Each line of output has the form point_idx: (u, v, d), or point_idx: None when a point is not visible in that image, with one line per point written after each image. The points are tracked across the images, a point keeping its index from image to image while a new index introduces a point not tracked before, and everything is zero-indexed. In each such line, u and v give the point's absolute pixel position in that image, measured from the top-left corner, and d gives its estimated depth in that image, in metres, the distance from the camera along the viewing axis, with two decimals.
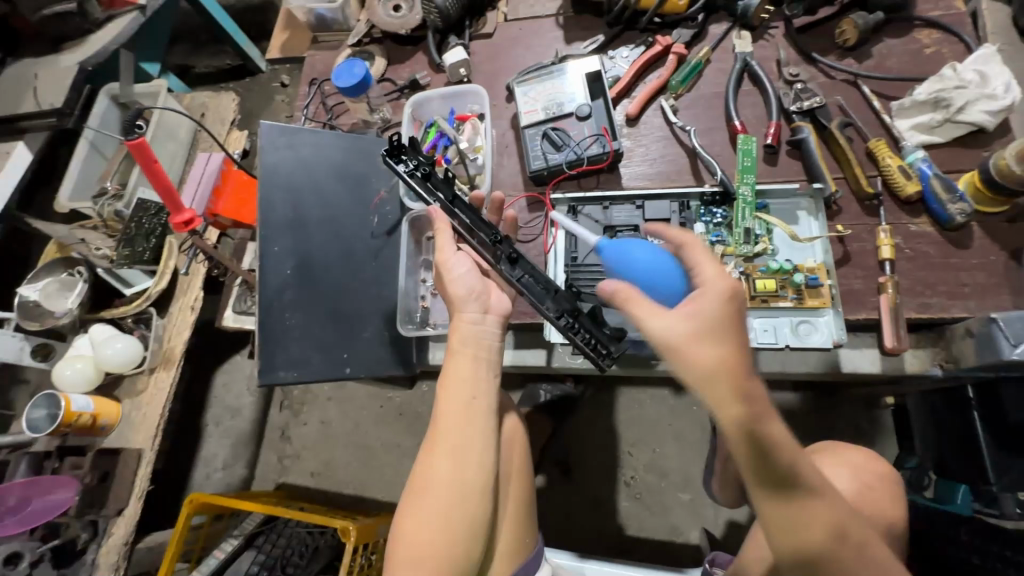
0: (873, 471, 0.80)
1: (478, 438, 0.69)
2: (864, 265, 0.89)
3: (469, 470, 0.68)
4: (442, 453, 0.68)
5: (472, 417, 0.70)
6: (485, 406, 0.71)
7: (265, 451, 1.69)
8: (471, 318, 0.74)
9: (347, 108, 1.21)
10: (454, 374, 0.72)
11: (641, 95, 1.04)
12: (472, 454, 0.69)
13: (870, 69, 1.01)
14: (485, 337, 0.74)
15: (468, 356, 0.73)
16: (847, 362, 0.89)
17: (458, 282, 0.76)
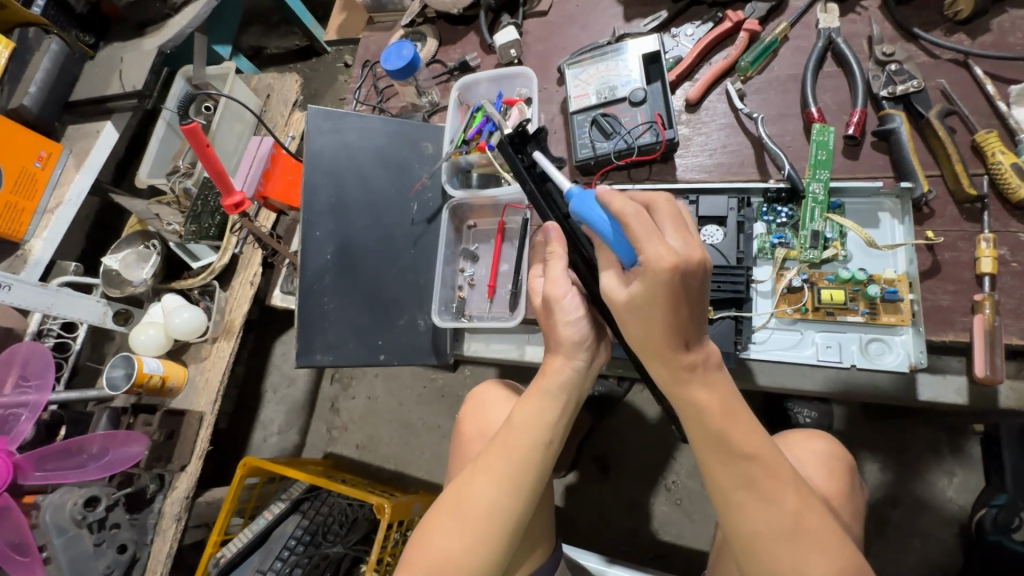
0: (812, 449, 0.77)
1: (533, 477, 0.69)
2: (957, 278, 0.77)
3: (516, 503, 0.67)
4: (492, 477, 0.68)
5: (539, 457, 0.70)
6: (552, 450, 0.71)
7: (316, 421, 1.78)
8: (579, 365, 0.73)
9: (397, 91, 1.20)
10: (535, 409, 0.71)
11: (704, 77, 0.95)
12: (524, 490, 0.68)
13: (986, 47, 0.86)
14: (572, 385, 0.73)
15: (552, 397, 0.72)
16: (924, 389, 0.78)
17: (573, 327, 0.73)
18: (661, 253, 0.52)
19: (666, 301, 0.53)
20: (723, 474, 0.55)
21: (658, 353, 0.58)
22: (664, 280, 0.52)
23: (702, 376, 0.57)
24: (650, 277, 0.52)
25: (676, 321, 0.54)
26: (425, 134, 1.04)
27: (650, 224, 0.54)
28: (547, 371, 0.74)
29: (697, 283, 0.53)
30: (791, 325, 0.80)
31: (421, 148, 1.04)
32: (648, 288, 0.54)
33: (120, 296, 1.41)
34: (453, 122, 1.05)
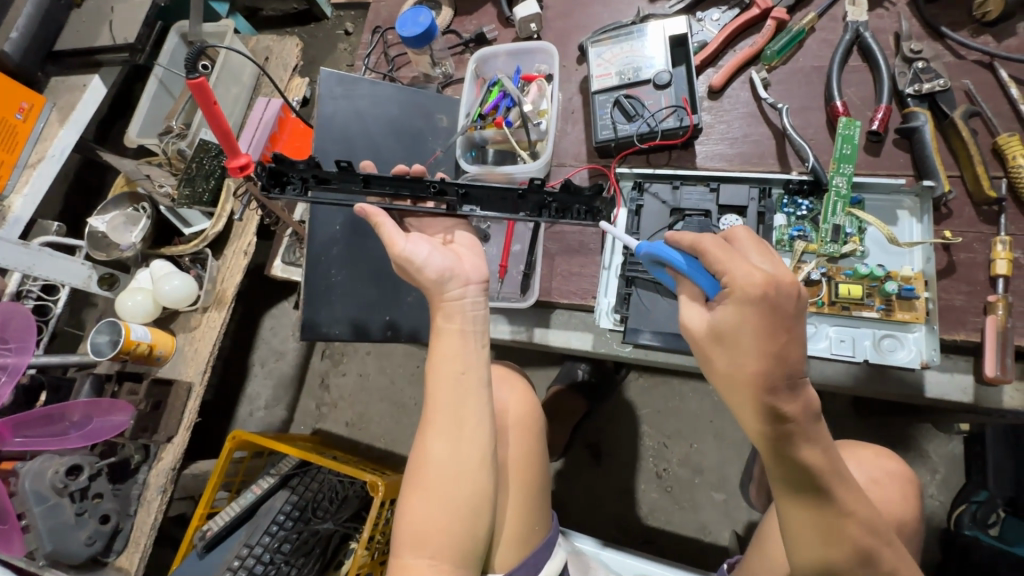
0: (883, 467, 0.77)
1: (471, 416, 0.67)
2: (971, 279, 0.78)
3: (462, 447, 0.66)
4: (433, 433, 0.67)
5: (465, 393, 0.67)
6: (476, 378, 0.68)
7: (305, 396, 1.75)
8: (451, 294, 0.70)
9: (408, 60, 1.16)
10: (445, 347, 0.68)
11: (729, 64, 0.94)
12: (467, 430, 0.67)
13: (1010, 50, 0.86)
14: (471, 308, 0.70)
15: (455, 329, 0.69)
16: (933, 387, 0.79)
17: (427, 265, 0.69)
18: (750, 271, 0.52)
19: (759, 322, 0.51)
20: (817, 529, 0.55)
21: (752, 394, 0.53)
22: (752, 296, 0.51)
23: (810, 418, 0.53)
24: (741, 293, 0.52)
25: (776, 347, 0.51)
26: (439, 106, 1.03)
27: (733, 246, 0.55)
28: (440, 312, 0.69)
29: (792, 306, 0.52)
30: (806, 319, 0.80)
31: (436, 121, 1.03)
32: (739, 311, 0.52)
33: (105, 259, 1.35)
34: (469, 96, 1.02)
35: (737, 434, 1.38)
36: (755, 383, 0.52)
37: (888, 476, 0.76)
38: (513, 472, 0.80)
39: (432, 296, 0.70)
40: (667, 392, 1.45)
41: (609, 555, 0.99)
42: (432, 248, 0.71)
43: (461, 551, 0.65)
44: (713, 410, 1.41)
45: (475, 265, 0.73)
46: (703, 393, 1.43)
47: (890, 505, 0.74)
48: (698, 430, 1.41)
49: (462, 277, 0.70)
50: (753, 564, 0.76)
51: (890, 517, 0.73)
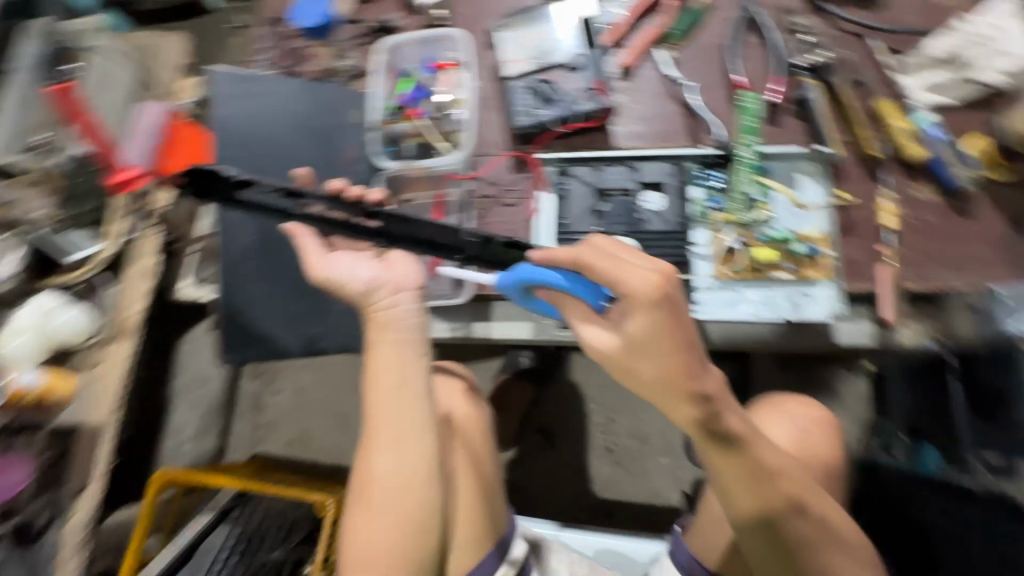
0: (809, 417, 0.83)
1: (412, 425, 0.66)
2: (865, 234, 0.85)
3: (407, 460, 0.66)
4: (377, 448, 0.67)
5: (403, 405, 0.67)
6: (416, 389, 0.67)
7: (239, 421, 1.66)
8: (381, 304, 0.68)
9: (309, 53, 1.08)
10: (380, 357, 0.67)
11: (636, 44, 0.95)
12: (411, 441, 0.67)
13: (881, 21, 0.93)
14: (405, 317, 0.68)
15: (387, 339, 0.67)
16: (845, 336, 0.85)
17: (353, 278, 0.69)
18: (644, 276, 0.52)
19: (666, 330, 0.52)
20: (749, 491, 0.59)
21: (682, 405, 0.55)
22: (652, 298, 0.51)
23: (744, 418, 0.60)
24: (642, 302, 0.51)
25: (679, 344, 0.53)
26: (350, 101, 0.98)
27: (612, 257, 0.54)
28: (373, 322, 0.68)
29: (681, 299, 0.53)
30: (728, 285, 0.84)
31: (348, 117, 0.99)
32: (646, 317, 0.52)
33: None
34: (381, 88, 0.98)
35: None
36: (672, 384, 0.54)
37: (818, 425, 0.82)
38: (463, 469, 0.80)
39: (362, 306, 0.69)
40: (608, 367, 1.49)
41: (568, 534, 1.02)
42: (355, 258, 0.72)
43: (411, 557, 0.67)
44: None
45: (408, 272, 0.71)
46: None
47: (817, 451, 0.80)
48: (640, 400, 1.46)
49: (393, 283, 0.69)
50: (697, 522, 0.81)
51: (818, 460, 0.79)
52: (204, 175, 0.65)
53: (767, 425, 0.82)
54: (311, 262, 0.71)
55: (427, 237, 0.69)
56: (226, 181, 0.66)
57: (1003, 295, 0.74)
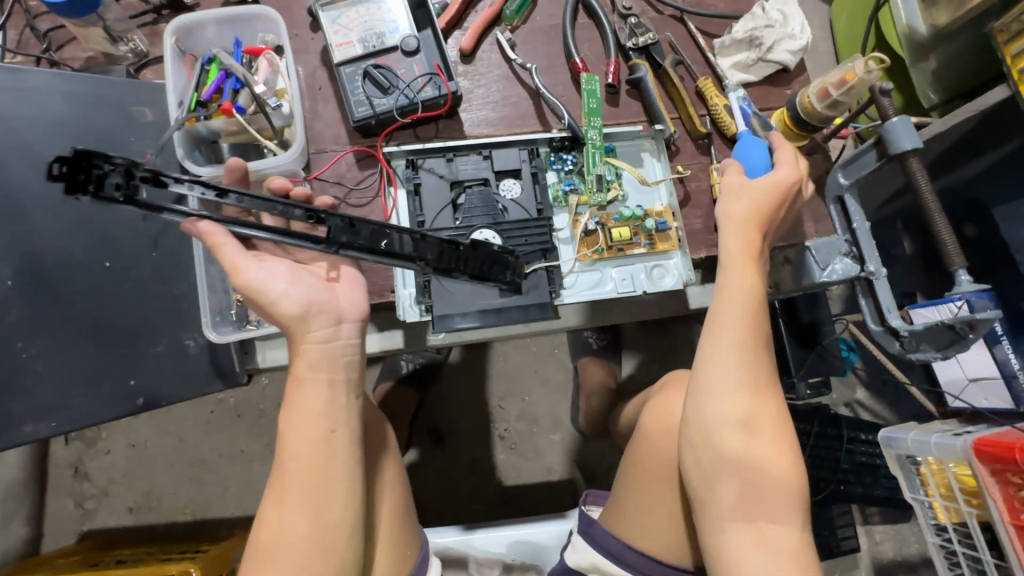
0: None
1: (335, 475, 0.61)
2: (702, 204, 0.92)
3: (323, 515, 0.60)
4: (289, 503, 0.60)
5: (332, 453, 0.61)
6: (346, 436, 0.63)
7: (56, 495, 1.35)
8: (317, 332, 0.62)
9: (72, 36, 0.86)
10: (305, 405, 0.61)
11: (473, 26, 0.91)
12: (331, 493, 0.61)
13: (692, 5, 1.00)
14: (336, 359, 0.63)
15: (315, 384, 0.62)
16: (695, 300, 0.92)
17: (287, 299, 0.61)
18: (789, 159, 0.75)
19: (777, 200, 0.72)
20: (720, 426, 0.64)
21: (732, 296, 0.67)
22: (794, 172, 0.74)
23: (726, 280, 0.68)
24: (785, 177, 0.73)
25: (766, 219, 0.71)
26: (137, 96, 0.81)
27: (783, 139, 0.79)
28: (301, 355, 0.62)
29: (790, 184, 0.73)
30: (592, 266, 0.86)
31: (137, 116, 0.80)
32: (773, 187, 0.72)
33: None
34: (175, 79, 0.81)
35: (560, 375, 1.49)
36: (750, 276, 0.68)
37: None
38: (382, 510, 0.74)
39: (294, 332, 0.62)
40: (491, 356, 1.48)
41: (478, 538, 0.99)
42: (292, 271, 0.63)
43: None
44: (535, 360, 1.49)
45: (351, 300, 0.65)
46: (523, 347, 1.50)
47: None
48: (526, 383, 1.48)
49: (334, 314, 0.63)
50: (624, 502, 0.76)
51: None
52: (97, 161, 0.50)
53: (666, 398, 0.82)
54: (234, 266, 0.61)
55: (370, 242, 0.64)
56: (141, 169, 0.53)
57: (813, 258, 0.81)
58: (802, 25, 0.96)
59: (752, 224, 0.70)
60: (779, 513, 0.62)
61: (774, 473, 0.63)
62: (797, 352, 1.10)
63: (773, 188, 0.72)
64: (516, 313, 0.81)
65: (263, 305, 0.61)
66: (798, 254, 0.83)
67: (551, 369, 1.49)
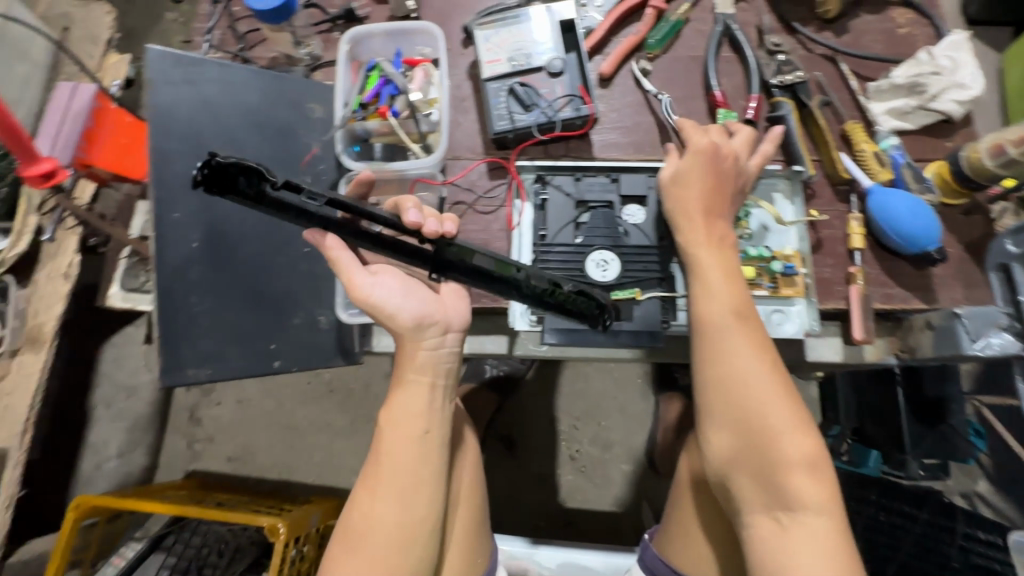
0: None
1: (426, 473, 0.64)
2: (835, 252, 0.87)
3: (411, 510, 0.64)
4: (383, 494, 0.63)
5: (424, 453, 0.65)
6: (439, 439, 0.66)
7: (172, 434, 1.52)
8: (426, 341, 0.66)
9: (263, 37, 0.98)
10: (408, 404, 0.66)
11: (616, 52, 0.93)
12: (419, 489, 0.64)
13: (847, 45, 0.96)
14: (441, 363, 0.67)
15: (420, 385, 0.66)
16: (812, 350, 0.87)
17: (399, 310, 0.64)
18: (701, 138, 0.78)
19: (709, 175, 0.75)
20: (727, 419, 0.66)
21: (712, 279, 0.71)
22: (707, 148, 0.76)
23: (700, 297, 0.70)
24: (700, 151, 0.76)
25: (706, 189, 0.75)
26: (308, 93, 0.90)
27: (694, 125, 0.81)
28: (408, 358, 0.66)
29: (726, 163, 0.77)
30: None
31: (308, 111, 0.90)
32: (694, 158, 0.76)
33: None
34: (343, 81, 0.90)
35: (640, 406, 1.46)
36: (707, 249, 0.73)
37: None
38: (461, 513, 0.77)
39: (406, 341, 0.66)
40: (572, 375, 1.47)
41: (544, 554, 0.99)
42: (403, 286, 0.66)
43: None
44: (616, 386, 1.47)
45: (458, 311, 0.69)
46: (606, 372, 1.48)
47: None
48: (604, 408, 1.46)
49: (443, 323, 0.66)
50: (675, 527, 0.78)
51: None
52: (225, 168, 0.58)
53: None
54: (351, 280, 0.66)
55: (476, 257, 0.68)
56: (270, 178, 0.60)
57: (964, 328, 0.74)
58: (975, 74, 0.88)
59: (696, 209, 0.75)
60: (811, 510, 0.60)
61: (804, 478, 0.61)
62: (917, 428, 0.97)
63: (699, 164, 0.76)
64: (626, 337, 0.81)
65: (376, 315, 0.66)
66: (946, 322, 0.76)
67: (631, 398, 1.46)
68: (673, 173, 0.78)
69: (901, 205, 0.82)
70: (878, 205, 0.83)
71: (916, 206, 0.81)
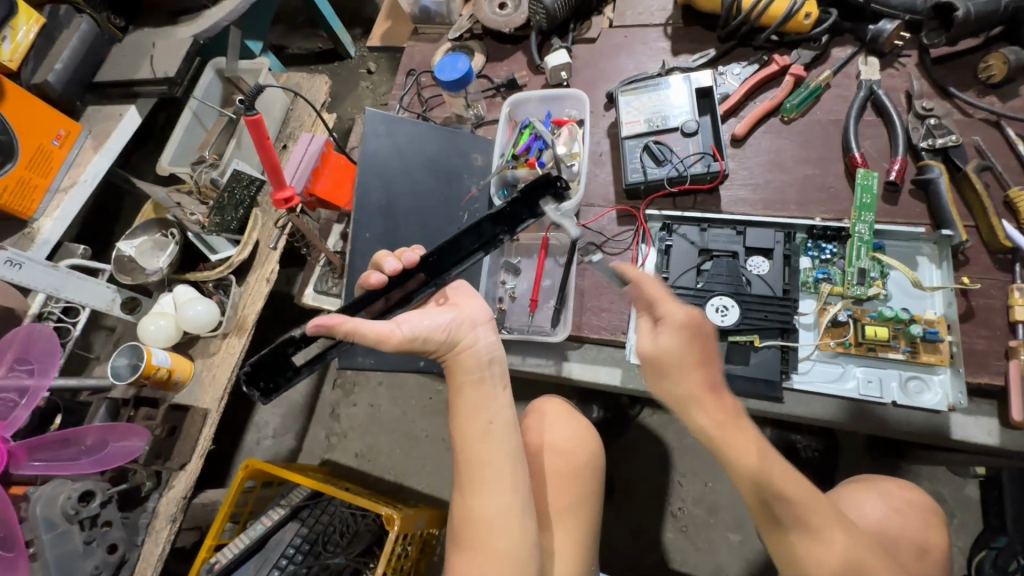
0: (905, 497, 0.79)
1: (500, 461, 0.72)
2: (991, 324, 0.81)
3: (498, 499, 0.70)
4: (472, 486, 0.72)
5: (493, 442, 0.73)
6: (504, 425, 0.75)
7: (314, 426, 1.75)
8: (464, 344, 0.76)
9: (442, 101, 1.21)
10: (471, 398, 0.75)
11: (751, 115, 0.99)
12: (500, 478, 0.71)
13: (1015, 110, 0.92)
14: (484, 352, 0.77)
15: (472, 379, 0.75)
16: (958, 430, 0.79)
17: (435, 321, 0.75)
18: (675, 309, 0.70)
19: (691, 351, 0.69)
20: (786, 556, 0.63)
21: (719, 419, 0.67)
22: (683, 324, 0.70)
23: (730, 455, 0.65)
24: (674, 325, 0.70)
25: (699, 359, 0.69)
26: (474, 146, 1.10)
27: (662, 291, 0.73)
28: (456, 362, 0.76)
29: (707, 326, 0.70)
30: (832, 359, 0.83)
31: (472, 159, 1.09)
32: (676, 333, 0.69)
33: (130, 283, 1.32)
34: (502, 137, 1.07)
35: None
36: (691, 395, 0.69)
37: (914, 508, 0.78)
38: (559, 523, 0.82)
39: (447, 353, 0.76)
40: (681, 428, 1.45)
41: None
42: (419, 312, 0.76)
43: None
44: None
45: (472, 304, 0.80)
46: None
47: (914, 532, 0.75)
48: (713, 468, 1.41)
49: (469, 321, 0.77)
50: None
51: (911, 543, 0.74)
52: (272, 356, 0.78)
53: (856, 500, 0.78)
54: (383, 331, 0.72)
55: (460, 267, 0.81)
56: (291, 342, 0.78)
57: None
58: None
59: (701, 386, 0.68)
60: None
61: None
62: None
63: (684, 332, 0.69)
64: (740, 381, 0.83)
65: (419, 347, 0.74)
66: None
67: None
68: (652, 348, 0.71)
69: None
70: None
71: None
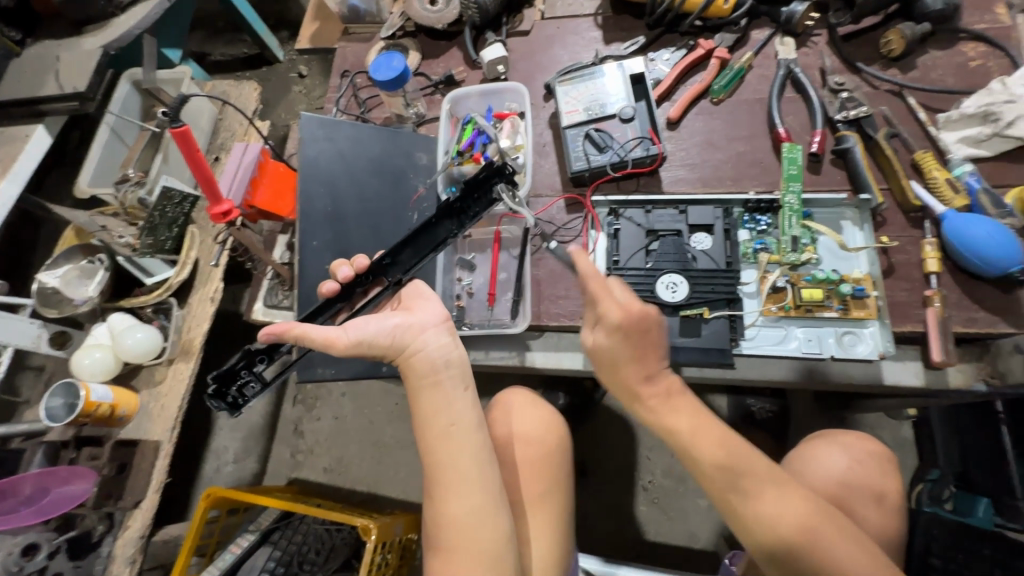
0: (862, 447, 0.85)
1: (466, 460, 0.72)
2: (909, 277, 0.89)
3: (468, 498, 0.71)
4: (442, 486, 0.72)
5: (457, 442, 0.73)
6: (466, 425, 0.74)
7: (278, 446, 1.69)
8: (414, 349, 0.75)
9: (380, 101, 1.19)
10: (429, 401, 0.74)
11: (683, 98, 1.03)
12: (468, 477, 0.72)
13: (915, 80, 1.00)
14: (435, 355, 0.75)
15: (428, 383, 0.74)
16: (890, 375, 0.86)
17: (381, 331, 0.74)
18: (611, 308, 0.70)
19: (626, 349, 0.71)
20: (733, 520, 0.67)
21: (657, 404, 0.72)
22: (623, 321, 0.69)
23: (668, 420, 0.72)
24: (607, 324, 0.70)
25: (636, 355, 0.71)
26: (417, 144, 1.09)
27: (602, 282, 0.70)
28: (408, 366, 0.74)
29: (652, 321, 0.69)
30: (775, 323, 0.88)
31: (416, 159, 1.08)
32: (608, 334, 0.71)
33: (57, 316, 1.23)
34: (444, 134, 1.06)
35: None
36: (630, 384, 0.73)
37: (872, 456, 0.84)
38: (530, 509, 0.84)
39: (399, 356, 0.75)
40: None
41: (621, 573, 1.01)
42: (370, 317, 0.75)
43: None
44: None
45: (427, 308, 0.79)
46: None
47: (871, 480, 0.82)
48: None
49: (417, 326, 0.75)
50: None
51: (868, 488, 0.81)
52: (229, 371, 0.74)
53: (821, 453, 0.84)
54: (330, 338, 0.71)
55: (418, 264, 0.81)
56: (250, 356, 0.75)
57: None
58: None
59: (639, 378, 0.72)
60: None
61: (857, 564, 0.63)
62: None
63: (623, 331, 0.70)
64: (695, 353, 0.87)
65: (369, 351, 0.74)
66: None
67: None
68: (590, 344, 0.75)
69: (984, 230, 0.82)
70: (957, 232, 0.84)
71: (999, 234, 0.82)
